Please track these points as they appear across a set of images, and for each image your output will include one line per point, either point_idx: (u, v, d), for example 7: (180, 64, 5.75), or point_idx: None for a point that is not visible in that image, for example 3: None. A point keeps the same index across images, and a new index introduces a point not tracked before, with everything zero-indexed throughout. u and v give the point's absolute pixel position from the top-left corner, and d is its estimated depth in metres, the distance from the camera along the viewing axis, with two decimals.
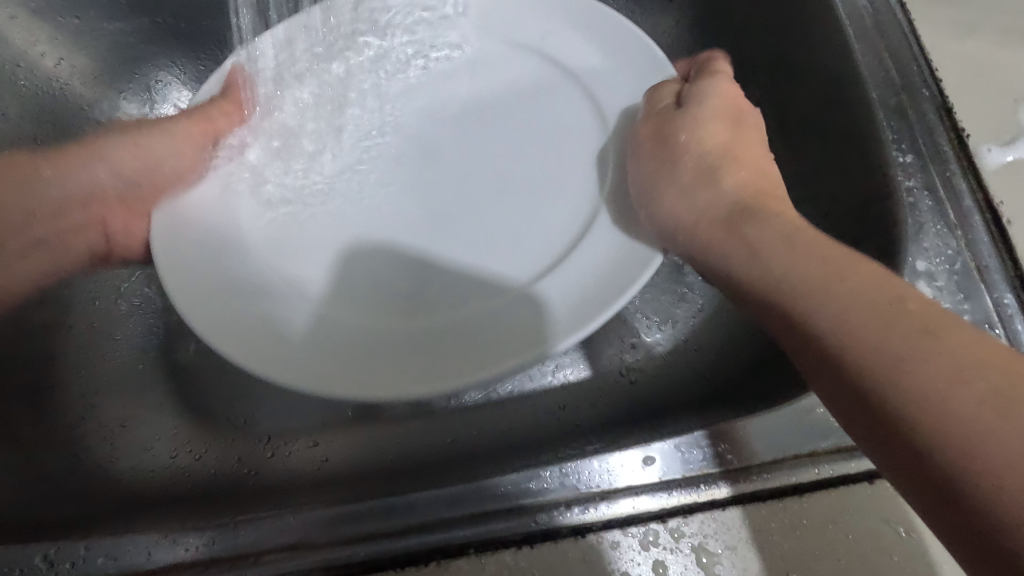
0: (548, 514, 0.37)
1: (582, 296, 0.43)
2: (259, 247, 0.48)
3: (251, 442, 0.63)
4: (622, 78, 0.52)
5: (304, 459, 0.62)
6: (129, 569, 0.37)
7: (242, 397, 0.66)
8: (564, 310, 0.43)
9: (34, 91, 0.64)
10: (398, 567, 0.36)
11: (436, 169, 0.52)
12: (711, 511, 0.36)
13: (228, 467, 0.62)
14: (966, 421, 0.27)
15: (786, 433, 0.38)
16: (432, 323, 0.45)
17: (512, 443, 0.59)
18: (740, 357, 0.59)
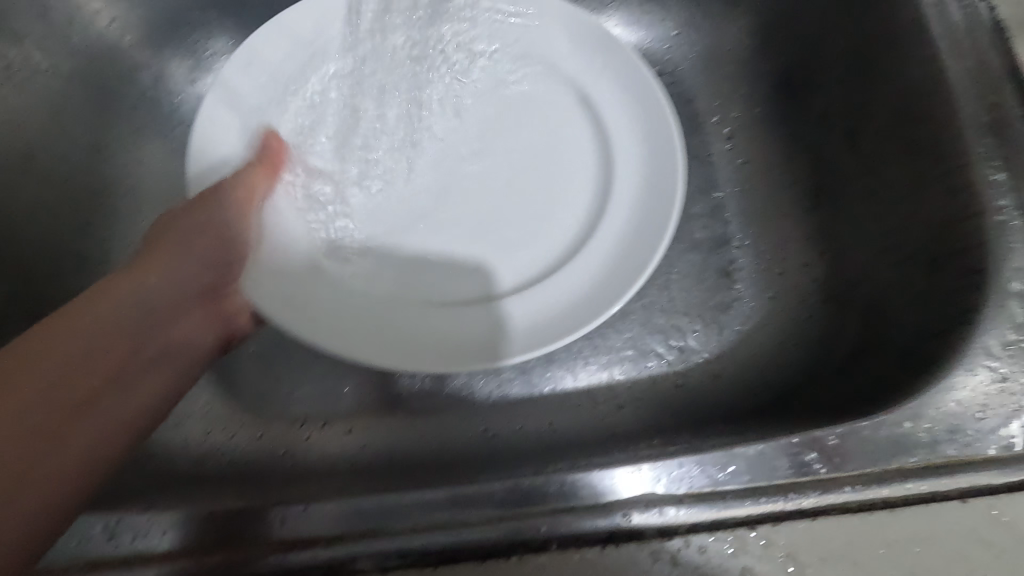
0: (634, 513, 0.36)
1: (562, 314, 0.47)
2: (304, 236, 0.51)
3: (281, 424, 0.61)
4: (640, 82, 0.56)
5: (339, 446, 0.59)
6: (196, 546, 0.35)
7: (274, 379, 0.63)
8: (556, 318, 0.47)
9: (86, 46, 0.60)
10: (476, 561, 0.35)
11: (461, 166, 0.56)
12: (801, 521, 0.35)
13: (261, 449, 0.59)
14: None
15: (874, 446, 0.37)
16: (468, 317, 0.49)
17: (555, 447, 0.57)
18: (795, 369, 0.58)
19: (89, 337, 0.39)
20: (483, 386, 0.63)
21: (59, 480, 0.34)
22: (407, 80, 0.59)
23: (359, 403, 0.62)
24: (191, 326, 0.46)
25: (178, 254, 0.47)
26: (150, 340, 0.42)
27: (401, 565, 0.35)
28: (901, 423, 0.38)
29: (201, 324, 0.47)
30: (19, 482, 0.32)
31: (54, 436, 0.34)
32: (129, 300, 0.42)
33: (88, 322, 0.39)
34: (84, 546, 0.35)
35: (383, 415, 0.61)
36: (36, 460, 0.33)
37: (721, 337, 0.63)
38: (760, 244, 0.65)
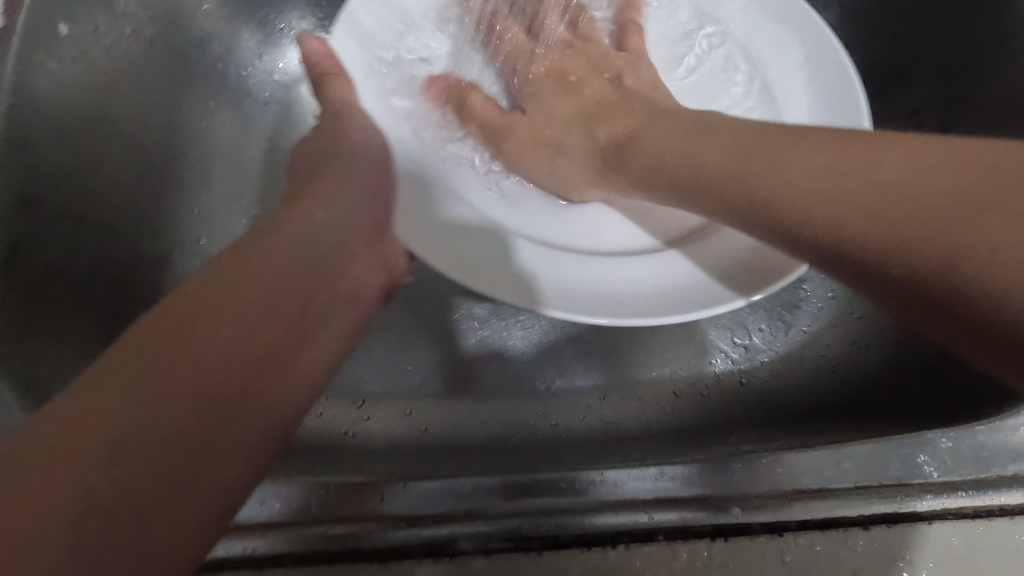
0: (739, 507, 0.35)
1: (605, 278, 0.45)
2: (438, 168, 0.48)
3: (339, 398, 0.57)
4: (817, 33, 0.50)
5: (400, 427, 0.56)
6: (296, 517, 0.35)
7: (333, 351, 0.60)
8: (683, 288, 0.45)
9: None
10: (582, 548, 0.34)
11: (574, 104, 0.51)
12: (915, 524, 0.34)
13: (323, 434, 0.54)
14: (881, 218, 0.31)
15: (990, 452, 0.36)
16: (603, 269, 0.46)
17: (615, 437, 0.54)
18: (869, 370, 0.55)
19: (247, 301, 0.31)
20: (537, 369, 0.60)
21: (236, 461, 0.28)
22: (474, 44, 0.54)
23: (415, 384, 0.59)
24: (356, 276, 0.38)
25: (342, 192, 0.40)
26: (326, 288, 0.35)
27: (503, 549, 0.34)
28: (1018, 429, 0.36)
29: (364, 274, 0.38)
30: (183, 499, 0.26)
31: (227, 406, 0.28)
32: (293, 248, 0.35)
33: (250, 282, 0.32)
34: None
35: (443, 396, 0.58)
36: (202, 462, 0.27)
37: (788, 336, 0.60)
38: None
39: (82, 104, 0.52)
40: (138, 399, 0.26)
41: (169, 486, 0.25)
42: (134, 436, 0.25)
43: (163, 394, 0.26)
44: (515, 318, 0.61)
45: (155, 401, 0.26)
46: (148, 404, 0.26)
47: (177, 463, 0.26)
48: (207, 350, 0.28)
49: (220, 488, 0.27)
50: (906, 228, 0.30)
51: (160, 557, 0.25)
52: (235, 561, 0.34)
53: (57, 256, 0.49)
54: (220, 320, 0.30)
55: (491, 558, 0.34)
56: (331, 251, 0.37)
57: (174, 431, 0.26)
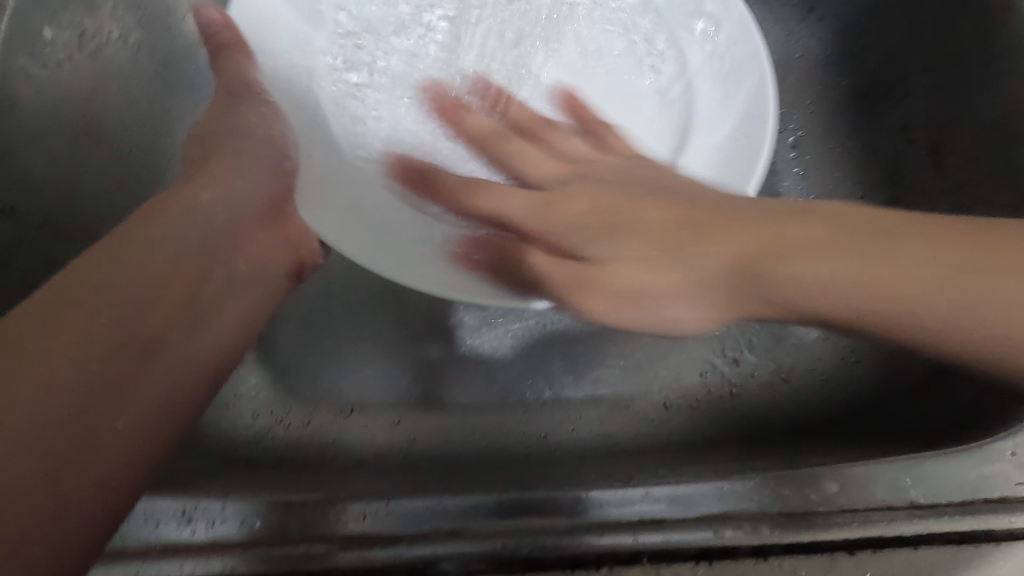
0: (728, 530, 0.34)
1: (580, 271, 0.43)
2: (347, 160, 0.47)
3: (324, 408, 0.56)
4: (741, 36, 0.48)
5: (386, 438, 0.55)
6: (276, 536, 0.35)
7: (318, 359, 0.58)
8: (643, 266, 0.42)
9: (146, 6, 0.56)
10: (565, 570, 0.34)
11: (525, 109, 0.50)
12: (901, 548, 0.34)
13: (303, 440, 0.54)
14: (887, 295, 0.30)
15: (975, 475, 0.36)
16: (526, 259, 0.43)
17: (602, 451, 0.54)
18: (859, 386, 0.55)
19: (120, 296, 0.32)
20: (524, 379, 0.59)
21: (126, 437, 0.30)
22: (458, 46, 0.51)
23: (401, 394, 0.58)
24: (256, 251, 0.41)
25: (228, 176, 0.41)
26: (222, 266, 0.38)
27: (484, 569, 0.34)
28: (1005, 454, 0.36)
29: (260, 250, 0.41)
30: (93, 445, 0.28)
31: (113, 386, 0.30)
32: (189, 224, 0.36)
33: (150, 255, 0.34)
34: (164, 529, 0.34)
35: (431, 405, 0.57)
36: (106, 414, 0.29)
37: (778, 347, 0.60)
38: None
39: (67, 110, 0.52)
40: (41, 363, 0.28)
41: (80, 434, 0.28)
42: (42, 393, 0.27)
43: (63, 358, 0.29)
44: (504, 323, 0.60)
45: (59, 361, 0.28)
46: (56, 366, 0.28)
47: (82, 415, 0.28)
48: (110, 313, 0.31)
49: (129, 437, 0.30)
50: (930, 315, 0.29)
51: (57, 504, 0.26)
52: None
53: (37, 264, 0.49)
54: (121, 290, 0.32)
55: None
56: (227, 229, 0.39)
57: (81, 392, 0.29)
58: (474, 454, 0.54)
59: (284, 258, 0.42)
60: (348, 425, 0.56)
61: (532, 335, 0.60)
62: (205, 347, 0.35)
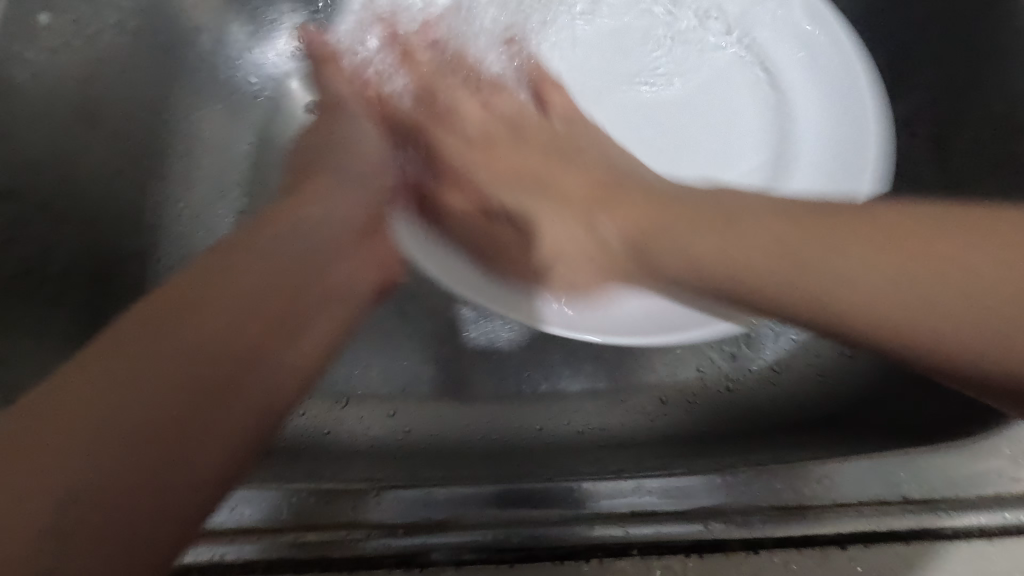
0: (717, 522, 0.34)
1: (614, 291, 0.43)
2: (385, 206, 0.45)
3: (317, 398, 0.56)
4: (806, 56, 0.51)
5: (380, 429, 0.55)
6: (265, 524, 0.35)
7: None
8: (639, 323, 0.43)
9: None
10: (555, 561, 0.34)
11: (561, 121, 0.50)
12: (894, 543, 0.34)
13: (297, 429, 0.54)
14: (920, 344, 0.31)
15: (968, 472, 0.35)
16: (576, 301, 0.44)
17: (595, 445, 0.53)
18: (857, 382, 0.55)
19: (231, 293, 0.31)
20: (516, 372, 0.59)
21: (227, 434, 0.28)
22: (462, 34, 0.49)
23: (394, 386, 0.57)
24: (350, 268, 0.38)
25: (333, 193, 0.41)
26: (325, 270, 0.36)
27: (475, 560, 0.34)
28: (999, 451, 0.36)
29: (355, 264, 0.39)
30: (188, 449, 0.27)
31: (223, 386, 0.29)
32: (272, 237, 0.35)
33: (244, 269, 0.32)
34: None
35: (427, 397, 0.57)
36: (207, 416, 0.28)
37: (776, 343, 0.59)
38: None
39: (61, 96, 0.52)
40: (135, 377, 0.27)
41: (181, 439, 0.27)
42: (133, 409, 0.26)
43: (172, 374, 0.27)
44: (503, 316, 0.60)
45: (150, 379, 0.27)
46: (153, 377, 0.27)
47: (187, 428, 0.27)
48: (207, 324, 0.29)
49: (217, 443, 0.28)
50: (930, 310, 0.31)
51: (153, 507, 0.25)
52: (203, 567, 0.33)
53: (32, 251, 0.49)
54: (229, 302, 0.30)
55: (462, 568, 0.33)
56: (325, 243, 0.37)
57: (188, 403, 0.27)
58: (466, 446, 0.54)
59: (367, 279, 0.40)
60: (342, 415, 0.55)
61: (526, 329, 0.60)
62: (304, 355, 0.33)
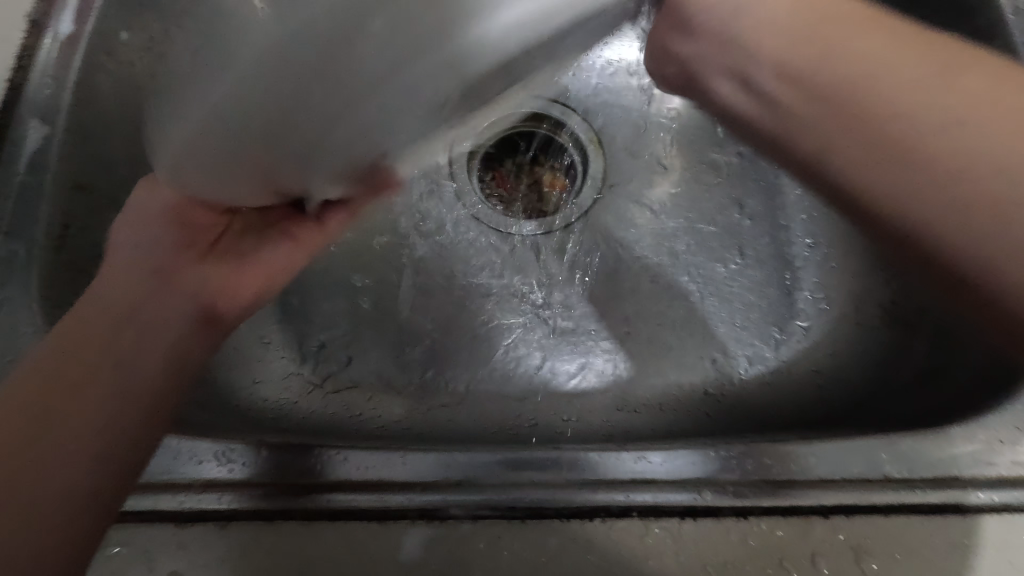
0: (709, 492, 0.38)
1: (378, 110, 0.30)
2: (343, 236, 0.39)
3: (343, 386, 0.60)
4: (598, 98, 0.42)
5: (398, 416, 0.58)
6: (303, 477, 0.39)
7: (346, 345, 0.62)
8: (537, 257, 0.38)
9: None
10: (561, 518, 0.37)
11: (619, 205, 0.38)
12: (873, 515, 0.37)
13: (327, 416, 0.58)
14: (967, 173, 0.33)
15: (945, 455, 0.39)
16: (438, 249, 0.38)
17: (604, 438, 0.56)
18: (856, 387, 0.57)
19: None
20: (525, 373, 0.62)
21: (75, 447, 0.32)
22: None
23: (418, 378, 0.61)
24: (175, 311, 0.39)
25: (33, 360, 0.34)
26: (101, 360, 0.35)
27: (490, 516, 0.37)
28: (974, 438, 0.39)
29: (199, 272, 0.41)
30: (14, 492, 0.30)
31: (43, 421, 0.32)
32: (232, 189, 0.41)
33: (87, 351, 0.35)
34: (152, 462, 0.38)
35: (446, 389, 0.61)
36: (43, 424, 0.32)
37: (777, 352, 0.62)
38: (830, 249, 0.64)
39: None
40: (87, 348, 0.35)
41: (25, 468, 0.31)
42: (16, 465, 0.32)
43: (99, 392, 0.34)
44: (520, 325, 0.64)
45: (57, 456, 0.31)
46: (44, 487, 0.31)
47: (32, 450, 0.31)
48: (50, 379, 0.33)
49: (67, 477, 0.31)
50: (844, 125, 0.36)
51: (52, 481, 0.31)
52: (248, 513, 0.37)
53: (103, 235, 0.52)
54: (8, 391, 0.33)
55: (477, 523, 0.37)
56: (127, 387, 0.34)
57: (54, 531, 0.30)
58: (478, 434, 0.57)
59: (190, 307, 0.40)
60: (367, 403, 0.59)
61: (541, 330, 0.64)
62: (99, 415, 0.33)
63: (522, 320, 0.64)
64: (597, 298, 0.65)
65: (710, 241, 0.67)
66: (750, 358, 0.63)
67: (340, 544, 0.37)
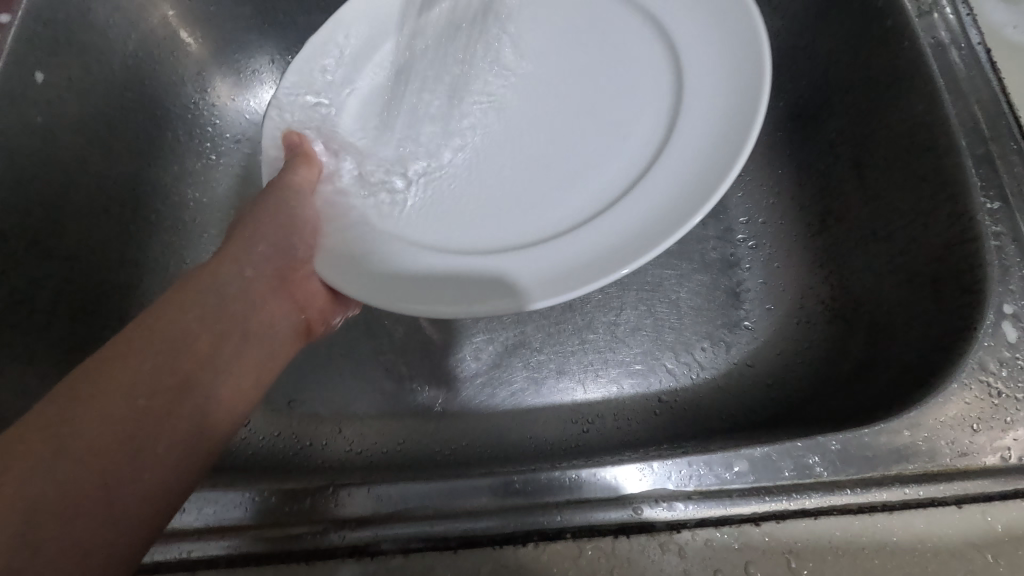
0: (645, 507, 0.38)
1: (729, 123, 0.45)
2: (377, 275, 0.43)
3: (282, 418, 0.59)
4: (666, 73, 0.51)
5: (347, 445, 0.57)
6: (230, 524, 0.38)
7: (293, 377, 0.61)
8: (569, 264, 0.42)
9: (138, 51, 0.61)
10: (495, 546, 0.37)
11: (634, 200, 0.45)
12: (804, 519, 0.37)
13: (275, 451, 0.57)
14: None
15: (871, 453, 0.39)
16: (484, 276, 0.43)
17: (556, 455, 0.56)
18: (802, 386, 0.57)
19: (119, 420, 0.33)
20: (477, 392, 0.61)
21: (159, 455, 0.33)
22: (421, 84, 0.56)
23: (363, 404, 0.60)
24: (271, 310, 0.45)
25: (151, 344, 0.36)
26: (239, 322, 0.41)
27: (424, 548, 0.37)
28: (900, 432, 0.40)
29: (280, 306, 0.46)
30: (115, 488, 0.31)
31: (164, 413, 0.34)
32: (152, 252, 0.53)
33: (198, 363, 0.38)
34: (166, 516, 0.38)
35: (398, 414, 0.60)
36: (132, 463, 0.32)
37: (728, 355, 0.62)
38: (771, 250, 0.66)
39: None
40: (149, 348, 0.36)
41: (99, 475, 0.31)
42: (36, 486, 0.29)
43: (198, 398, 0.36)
44: (471, 343, 0.64)
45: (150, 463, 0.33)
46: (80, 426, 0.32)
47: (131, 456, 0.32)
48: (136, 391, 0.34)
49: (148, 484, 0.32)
50: None
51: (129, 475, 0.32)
52: (171, 564, 0.36)
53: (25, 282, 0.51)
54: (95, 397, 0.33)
55: (410, 555, 0.36)
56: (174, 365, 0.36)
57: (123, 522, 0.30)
58: (428, 461, 0.56)
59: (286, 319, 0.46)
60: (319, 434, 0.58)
61: (493, 348, 0.64)
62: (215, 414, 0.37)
63: (469, 339, 0.64)
64: (546, 313, 0.65)
65: (655, 249, 0.68)
66: (707, 359, 0.63)
67: None
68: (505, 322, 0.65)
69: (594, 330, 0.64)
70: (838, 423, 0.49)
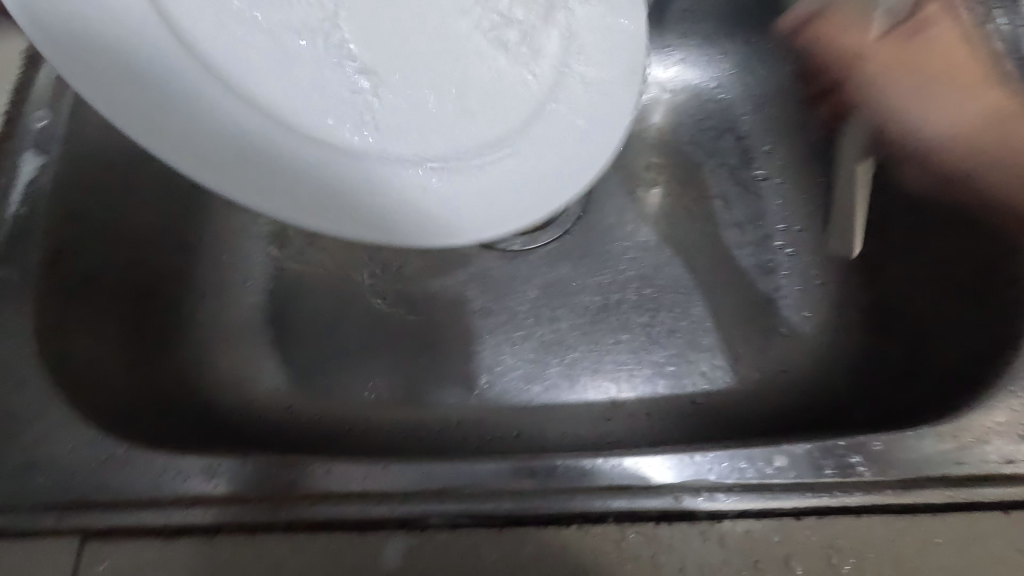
0: (685, 496, 0.38)
1: None
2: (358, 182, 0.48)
3: (316, 399, 0.60)
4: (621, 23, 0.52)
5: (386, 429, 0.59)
6: (285, 492, 0.40)
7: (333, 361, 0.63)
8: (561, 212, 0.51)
9: None
10: (539, 526, 0.38)
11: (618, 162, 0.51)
12: (846, 517, 0.37)
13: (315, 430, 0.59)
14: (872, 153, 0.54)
15: (915, 455, 0.39)
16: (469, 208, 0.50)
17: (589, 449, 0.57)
18: (839, 392, 0.57)
19: None
20: (513, 384, 0.63)
21: None
22: None
23: (404, 391, 0.62)
24: None
25: None
26: None
27: (469, 524, 0.38)
28: (945, 437, 0.40)
29: None
30: None
31: None
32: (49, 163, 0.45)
33: None
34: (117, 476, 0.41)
35: (435, 402, 0.61)
36: None
37: (764, 359, 0.63)
38: (810, 256, 0.66)
39: None
40: None
41: None
42: None
43: None
44: (507, 337, 0.65)
45: None
46: None
47: None
48: None
49: None
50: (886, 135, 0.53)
51: None
52: (232, 526, 0.39)
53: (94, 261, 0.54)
54: None
55: (457, 530, 0.38)
56: None
57: None
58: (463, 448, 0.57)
59: None
60: (358, 417, 0.60)
61: (528, 342, 0.65)
62: None
63: (504, 333, 0.65)
64: (582, 311, 0.66)
65: (692, 252, 0.69)
66: (742, 362, 0.63)
67: (321, 557, 0.37)
68: (542, 318, 0.66)
69: (629, 329, 0.65)
70: (876, 427, 0.49)
